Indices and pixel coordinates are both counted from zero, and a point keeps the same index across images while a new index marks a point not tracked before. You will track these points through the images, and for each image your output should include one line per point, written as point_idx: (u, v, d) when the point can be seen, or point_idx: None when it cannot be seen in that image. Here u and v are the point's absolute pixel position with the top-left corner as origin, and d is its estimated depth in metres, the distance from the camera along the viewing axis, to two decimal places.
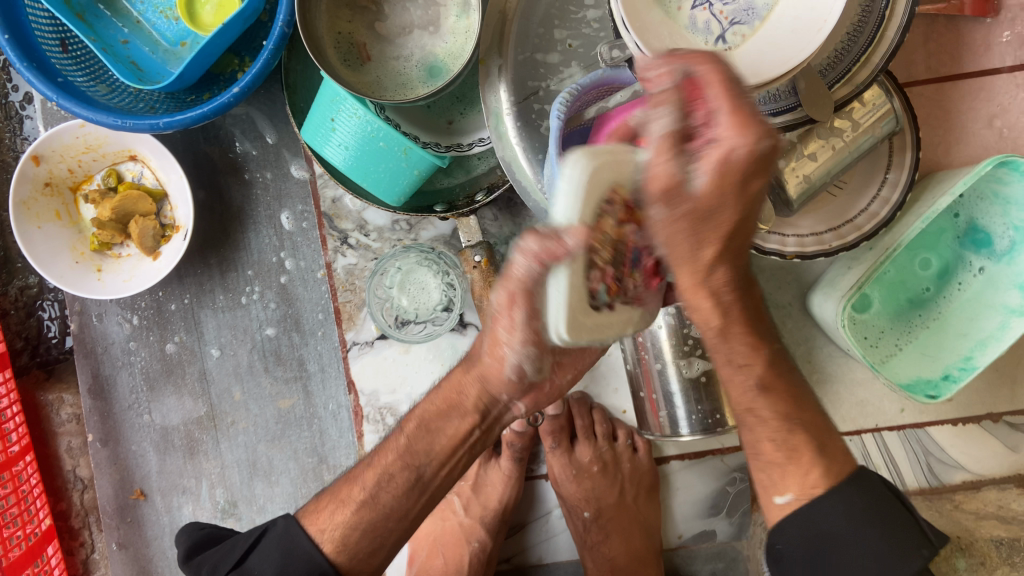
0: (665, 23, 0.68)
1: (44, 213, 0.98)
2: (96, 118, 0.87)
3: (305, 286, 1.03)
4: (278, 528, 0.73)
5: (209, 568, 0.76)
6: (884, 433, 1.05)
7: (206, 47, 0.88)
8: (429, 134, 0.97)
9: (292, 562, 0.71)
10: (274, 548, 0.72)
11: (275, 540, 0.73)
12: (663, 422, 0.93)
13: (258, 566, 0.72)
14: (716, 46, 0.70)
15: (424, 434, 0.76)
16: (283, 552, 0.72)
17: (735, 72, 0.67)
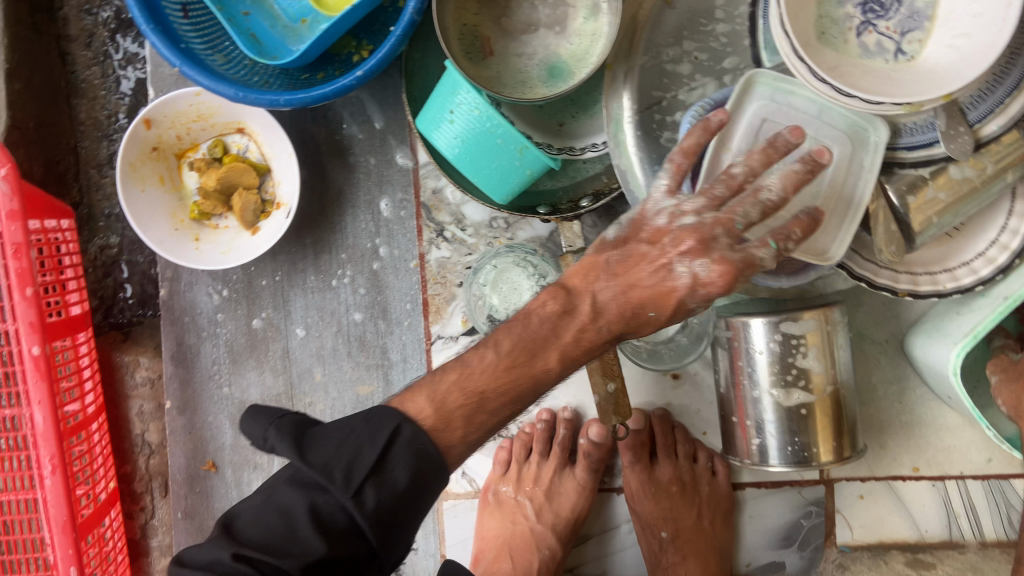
0: (838, 57, 0.74)
1: (148, 177, 0.97)
2: (219, 89, 0.87)
3: (396, 274, 1.03)
4: (406, 439, 0.63)
5: (341, 472, 0.61)
6: (968, 482, 1.01)
7: (331, 28, 0.87)
8: (542, 135, 0.96)
9: (427, 466, 0.63)
10: (404, 456, 0.63)
11: (405, 448, 0.63)
12: (753, 450, 0.91)
13: (391, 480, 0.62)
14: (895, 59, 0.75)
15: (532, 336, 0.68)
16: (414, 456, 0.63)
17: (929, 79, 0.71)
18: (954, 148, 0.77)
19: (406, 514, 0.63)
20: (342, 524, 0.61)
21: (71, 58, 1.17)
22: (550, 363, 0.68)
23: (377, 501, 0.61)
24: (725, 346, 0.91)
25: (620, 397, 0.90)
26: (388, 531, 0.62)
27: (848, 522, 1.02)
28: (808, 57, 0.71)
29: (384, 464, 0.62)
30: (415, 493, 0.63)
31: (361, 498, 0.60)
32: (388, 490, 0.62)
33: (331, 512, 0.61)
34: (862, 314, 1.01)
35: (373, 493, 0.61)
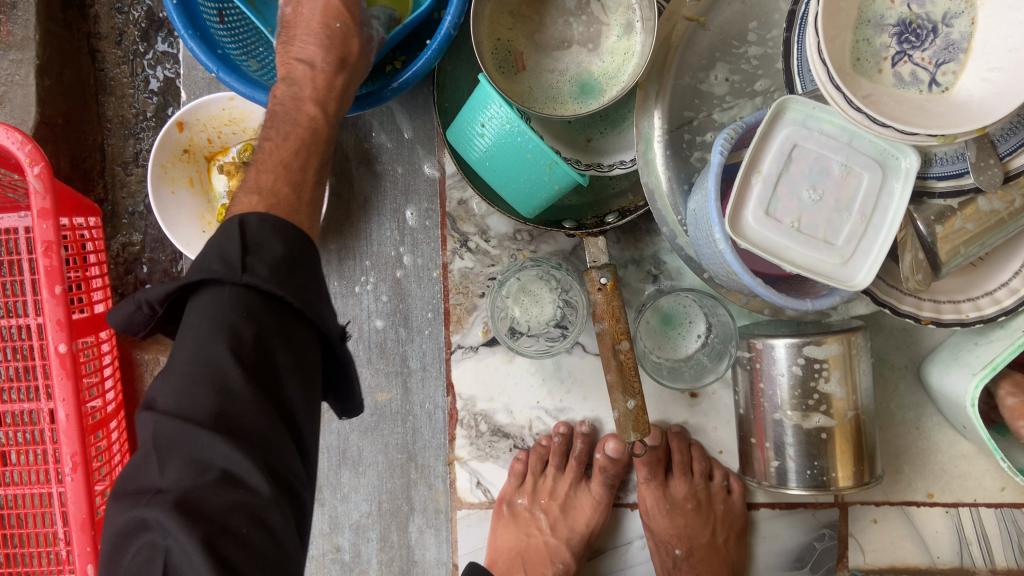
0: (873, 87, 0.75)
1: (178, 179, 0.98)
2: (256, 97, 0.88)
3: (419, 282, 1.03)
4: (256, 221, 0.60)
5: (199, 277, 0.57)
6: (980, 509, 1.01)
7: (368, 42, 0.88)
8: (570, 150, 0.96)
9: (288, 230, 0.61)
10: (265, 230, 0.59)
11: (258, 225, 0.59)
12: (771, 471, 0.91)
13: (265, 249, 0.58)
14: (929, 90, 0.75)
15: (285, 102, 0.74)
16: (273, 225, 0.60)
17: (965, 112, 0.73)
18: (983, 180, 0.78)
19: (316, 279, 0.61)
20: (252, 324, 0.56)
21: (100, 54, 1.17)
22: (308, 109, 0.74)
23: (267, 265, 0.57)
24: (745, 366, 0.92)
25: (639, 413, 0.88)
26: (307, 296, 0.59)
27: (860, 546, 1.03)
28: (845, 87, 0.71)
29: (251, 245, 0.58)
30: (293, 264, 0.59)
31: (252, 271, 0.56)
32: (266, 255, 0.58)
33: (238, 333, 0.55)
34: (882, 338, 1.01)
35: (259, 263, 0.57)
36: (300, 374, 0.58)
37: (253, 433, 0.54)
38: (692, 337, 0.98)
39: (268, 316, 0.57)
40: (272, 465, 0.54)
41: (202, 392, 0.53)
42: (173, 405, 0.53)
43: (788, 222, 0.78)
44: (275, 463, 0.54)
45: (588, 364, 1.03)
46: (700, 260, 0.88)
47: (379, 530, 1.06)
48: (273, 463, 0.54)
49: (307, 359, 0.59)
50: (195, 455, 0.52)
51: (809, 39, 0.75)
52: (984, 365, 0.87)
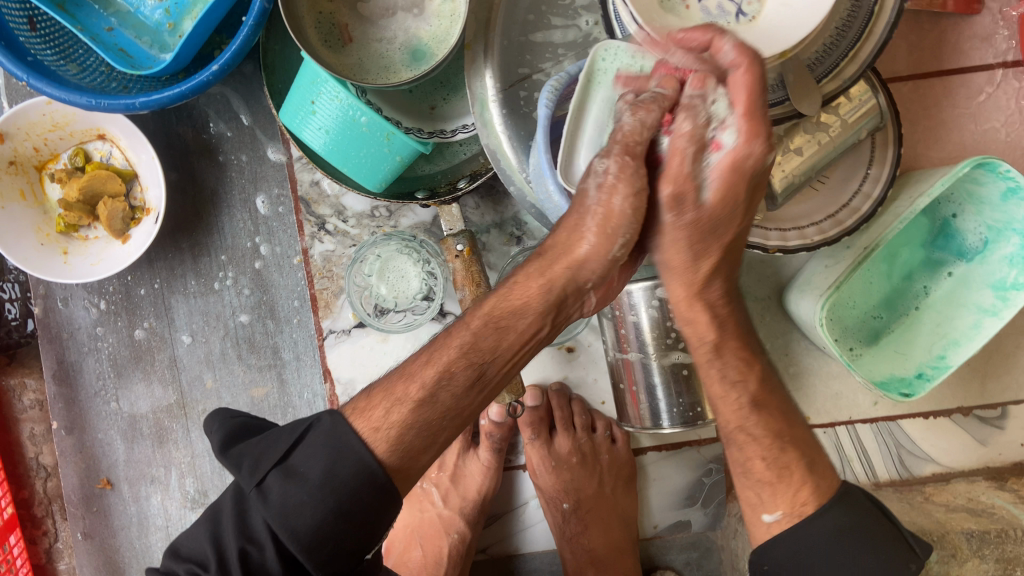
0: (680, 23, 0.76)
1: (7, 193, 0.94)
2: (69, 99, 0.85)
3: (281, 272, 1.01)
4: (322, 432, 0.63)
5: (249, 462, 0.63)
6: (857, 426, 1.05)
7: (198, 26, 0.86)
8: (412, 120, 0.95)
9: (346, 460, 0.62)
10: (316, 449, 0.62)
11: (323, 437, 0.63)
12: (643, 414, 0.93)
13: (304, 471, 0.61)
14: (737, 21, 0.77)
15: (491, 329, 0.67)
16: (330, 447, 0.62)
17: (777, 36, 0.73)
18: (803, 106, 0.79)
19: (343, 523, 0.60)
20: (261, 543, 0.61)
21: None
22: (450, 350, 0.67)
23: (282, 495, 0.60)
24: (609, 315, 0.92)
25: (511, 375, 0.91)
26: (323, 554, 0.60)
27: None
28: (648, 27, 0.72)
29: (293, 464, 0.62)
30: (327, 493, 0.60)
31: (265, 490, 0.61)
32: (297, 483, 0.60)
33: (254, 525, 0.61)
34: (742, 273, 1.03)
35: (278, 483, 0.61)
36: None
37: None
38: None
39: (270, 550, 0.60)
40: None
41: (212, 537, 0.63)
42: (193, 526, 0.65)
43: None
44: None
45: None
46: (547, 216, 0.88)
47: None
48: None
49: None
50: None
51: None
52: (829, 286, 0.90)
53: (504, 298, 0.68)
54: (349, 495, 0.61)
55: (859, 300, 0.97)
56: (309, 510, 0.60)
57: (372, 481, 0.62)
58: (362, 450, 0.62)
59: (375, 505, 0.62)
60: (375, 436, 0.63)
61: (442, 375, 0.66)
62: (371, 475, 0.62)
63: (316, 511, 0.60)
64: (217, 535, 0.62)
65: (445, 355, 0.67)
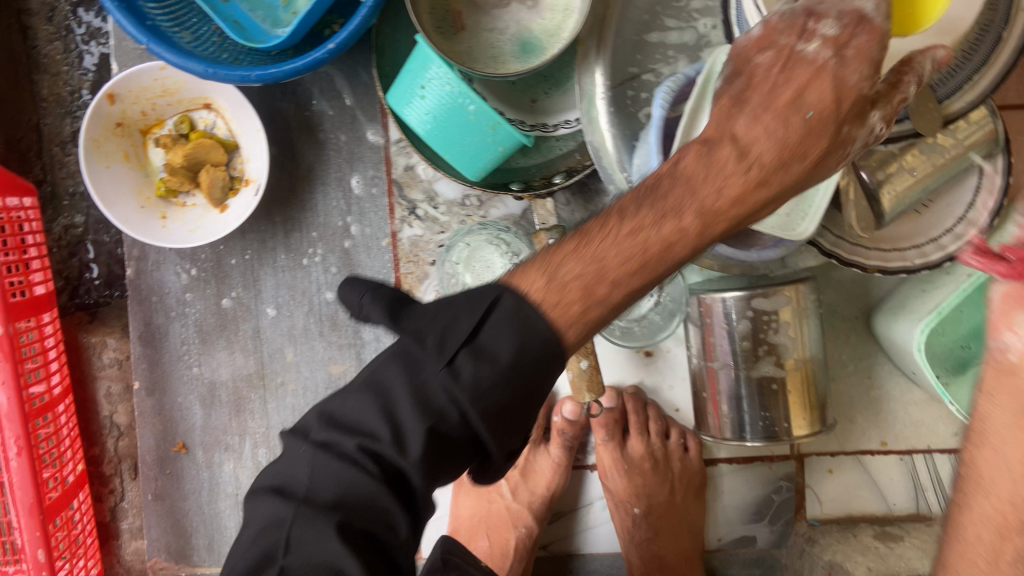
0: None
1: (113, 154, 0.96)
2: (186, 65, 0.86)
3: (368, 253, 1.01)
4: (508, 309, 0.58)
5: (431, 340, 0.58)
6: (934, 455, 1.02)
7: (318, 4, 0.87)
8: (515, 111, 0.96)
9: (535, 338, 0.57)
10: (503, 326, 0.57)
11: (509, 314, 0.57)
12: (724, 425, 0.92)
13: (491, 352, 0.57)
14: None
15: (701, 166, 0.61)
16: (518, 321, 0.57)
17: None
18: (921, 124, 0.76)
19: (524, 398, 0.58)
20: (434, 411, 0.57)
21: (32, 31, 1.15)
22: (685, 222, 0.60)
23: (474, 377, 0.56)
24: (697, 322, 0.92)
25: (593, 373, 0.90)
26: (502, 426, 0.58)
27: (817, 497, 1.04)
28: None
29: (481, 340, 0.57)
30: (518, 373, 0.56)
31: (456, 371, 0.57)
32: (488, 366, 0.56)
33: (433, 417, 0.57)
34: (832, 290, 1.01)
35: (468, 364, 0.57)
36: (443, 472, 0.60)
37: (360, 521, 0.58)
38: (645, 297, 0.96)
39: (447, 415, 0.57)
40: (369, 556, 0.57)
41: (386, 424, 0.58)
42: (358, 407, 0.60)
43: None
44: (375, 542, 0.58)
45: None
46: None
47: None
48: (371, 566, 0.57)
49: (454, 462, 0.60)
50: (354, 485, 0.58)
51: None
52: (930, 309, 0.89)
53: (745, 190, 0.61)
54: (536, 374, 0.58)
55: (949, 330, 0.91)
56: (497, 385, 0.56)
57: (557, 357, 0.58)
58: (552, 331, 0.57)
59: (550, 374, 0.59)
60: (564, 282, 0.58)
61: (658, 265, 0.60)
62: (559, 351, 0.58)
63: (504, 394, 0.56)
64: (395, 416, 0.58)
65: (671, 232, 0.60)
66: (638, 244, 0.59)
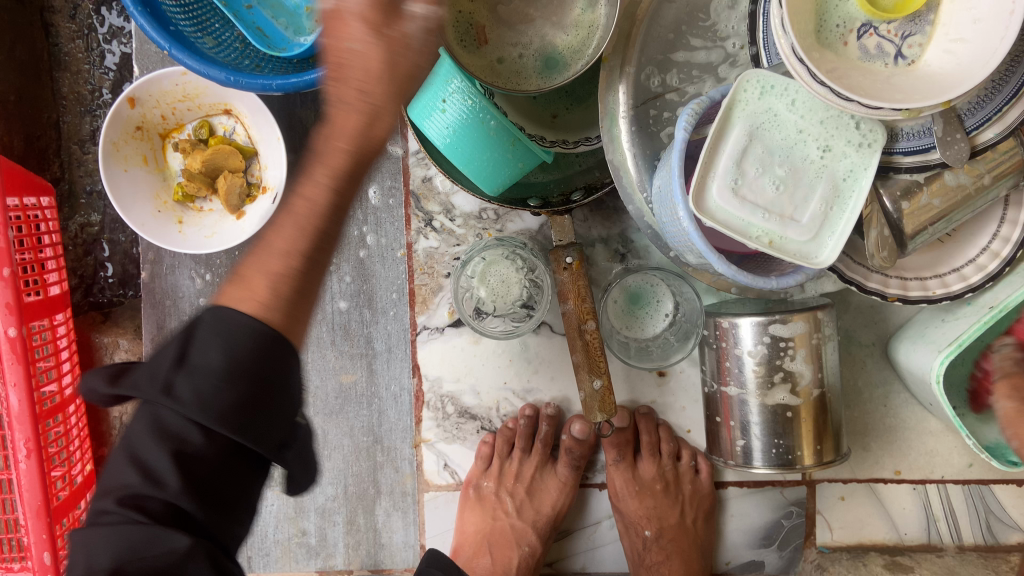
0: (839, 61, 0.74)
1: (131, 157, 0.96)
2: (209, 72, 0.86)
3: (384, 263, 1.01)
4: (209, 323, 0.54)
5: (143, 382, 0.53)
6: (948, 486, 1.01)
7: None
8: (535, 126, 0.95)
9: (242, 338, 0.53)
10: (210, 338, 0.53)
11: (210, 329, 0.53)
12: (737, 450, 0.91)
13: (202, 364, 0.52)
14: (895, 64, 0.75)
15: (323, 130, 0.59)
16: (219, 333, 0.53)
17: (936, 85, 0.71)
18: (949, 155, 0.77)
19: (266, 391, 0.54)
20: (173, 433, 0.52)
21: (54, 29, 1.15)
22: (319, 195, 0.58)
23: (195, 391, 0.52)
24: (712, 345, 0.91)
25: (606, 394, 0.89)
26: (249, 426, 0.53)
27: (827, 523, 1.03)
28: (808, 61, 0.71)
29: (186, 353, 0.53)
30: (235, 377, 0.52)
31: (174, 395, 0.52)
32: (204, 376, 0.52)
33: (171, 450, 0.52)
34: (849, 315, 1.00)
35: (186, 383, 0.52)
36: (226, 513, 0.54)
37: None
38: (659, 317, 0.97)
39: (186, 427, 0.52)
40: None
41: (167, 457, 0.51)
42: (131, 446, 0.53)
43: (752, 201, 0.77)
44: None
45: (555, 345, 1.02)
46: (666, 238, 0.86)
47: (346, 513, 1.05)
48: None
49: (234, 498, 0.55)
50: (136, 549, 0.50)
51: (772, 13, 0.73)
52: (950, 342, 0.86)
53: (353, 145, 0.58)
54: (254, 360, 0.53)
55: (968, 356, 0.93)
56: (213, 395, 0.52)
57: (269, 340, 0.54)
58: (251, 322, 0.54)
59: (283, 368, 0.55)
60: (248, 303, 0.55)
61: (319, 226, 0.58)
62: (265, 334, 0.54)
63: (229, 394, 0.52)
64: (144, 460, 0.52)
65: (303, 207, 0.58)
66: (300, 212, 0.58)
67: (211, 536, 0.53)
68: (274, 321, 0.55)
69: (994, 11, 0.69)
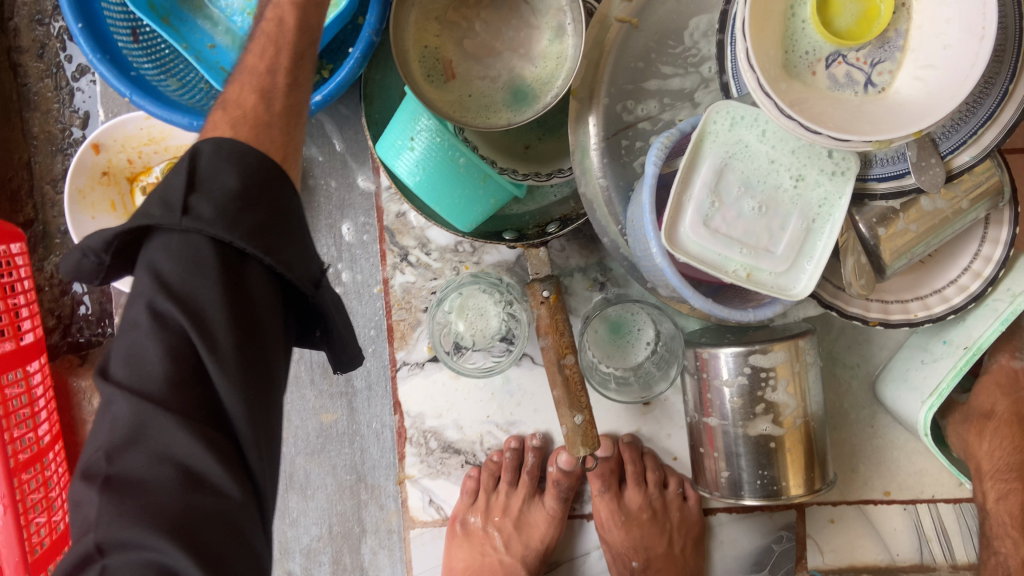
0: (807, 91, 0.73)
1: (99, 204, 0.94)
2: (172, 118, 0.85)
3: (360, 300, 1.00)
4: (212, 153, 0.57)
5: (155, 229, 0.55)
6: (939, 505, 1.00)
7: None
8: (506, 159, 0.92)
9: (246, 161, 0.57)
10: (220, 165, 0.56)
11: (212, 158, 0.56)
12: (723, 482, 0.89)
13: (220, 187, 0.55)
14: (865, 91, 0.74)
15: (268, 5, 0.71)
16: (228, 158, 0.57)
17: (908, 112, 0.70)
18: (925, 181, 0.75)
19: (275, 212, 0.57)
20: (194, 296, 0.53)
21: (21, 69, 1.13)
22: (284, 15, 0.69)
23: (218, 210, 0.54)
24: (693, 374, 0.89)
25: (588, 428, 0.86)
26: (265, 238, 0.55)
27: (818, 547, 1.02)
28: (774, 95, 0.69)
29: (201, 181, 0.55)
30: (249, 204, 0.55)
31: (196, 214, 0.54)
32: (220, 194, 0.55)
33: (196, 297, 0.53)
34: (833, 338, 0.99)
35: (207, 204, 0.54)
36: (249, 337, 0.55)
37: (190, 506, 0.51)
38: (641, 345, 0.96)
39: (219, 261, 0.54)
40: (208, 554, 0.49)
41: (159, 369, 0.52)
42: (126, 375, 0.53)
43: (726, 234, 0.76)
44: (216, 519, 0.51)
45: (536, 376, 1.00)
46: (641, 271, 0.84)
47: (331, 553, 1.04)
48: (211, 560, 0.49)
49: (262, 360, 0.56)
50: (165, 445, 0.51)
51: (737, 45, 0.72)
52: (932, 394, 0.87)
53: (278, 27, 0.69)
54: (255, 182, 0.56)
55: None
56: (234, 203, 0.55)
57: (257, 174, 0.57)
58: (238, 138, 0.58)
59: (285, 199, 0.58)
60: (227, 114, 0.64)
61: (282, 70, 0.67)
62: (253, 170, 0.57)
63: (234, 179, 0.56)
64: (185, 298, 0.53)
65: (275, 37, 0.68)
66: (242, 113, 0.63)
67: (244, 463, 0.54)
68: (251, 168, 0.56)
69: (964, 37, 0.68)
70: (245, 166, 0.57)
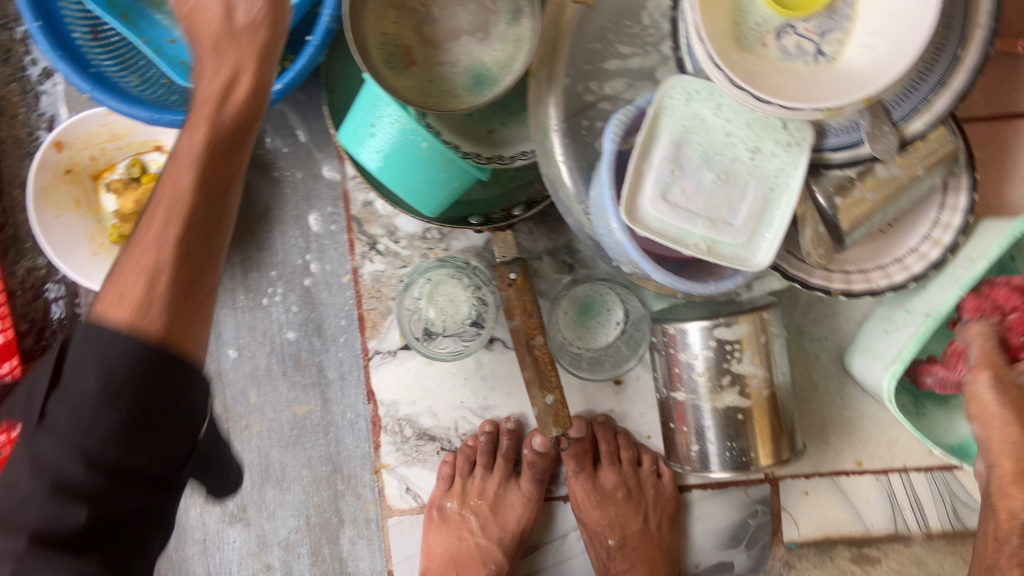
0: (758, 62, 0.73)
1: (63, 202, 0.94)
2: (132, 112, 0.85)
3: (330, 290, 1.00)
4: (80, 339, 0.57)
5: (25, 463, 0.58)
6: (910, 474, 1.01)
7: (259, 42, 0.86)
8: (469, 143, 0.93)
9: (117, 356, 0.56)
10: (86, 358, 0.56)
11: (82, 347, 0.56)
12: (693, 455, 0.90)
13: (78, 390, 0.56)
14: (816, 62, 0.74)
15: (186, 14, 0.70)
16: (94, 352, 0.56)
17: (858, 79, 0.71)
18: (878, 148, 0.76)
19: (150, 412, 0.57)
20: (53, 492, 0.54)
21: None
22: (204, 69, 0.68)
23: (82, 423, 0.55)
24: (661, 351, 0.90)
25: (559, 408, 0.88)
26: (135, 443, 0.56)
27: (794, 520, 1.02)
28: (725, 66, 0.70)
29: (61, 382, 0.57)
30: (115, 401, 0.55)
31: (52, 422, 0.56)
32: (70, 404, 0.55)
33: (67, 480, 0.54)
34: (800, 311, 1.00)
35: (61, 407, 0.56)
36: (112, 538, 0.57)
37: None
38: (610, 325, 0.97)
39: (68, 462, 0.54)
40: None
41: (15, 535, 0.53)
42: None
43: (685, 208, 0.77)
44: None
45: (508, 360, 1.01)
46: (606, 250, 0.86)
47: (310, 545, 1.04)
48: None
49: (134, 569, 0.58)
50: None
51: (687, 20, 0.73)
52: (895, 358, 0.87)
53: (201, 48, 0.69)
54: (126, 371, 0.56)
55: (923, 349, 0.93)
56: (96, 430, 0.55)
57: (144, 362, 0.57)
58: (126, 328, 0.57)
59: (170, 416, 0.58)
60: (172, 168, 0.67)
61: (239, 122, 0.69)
62: (142, 357, 0.56)
63: (96, 415, 0.55)
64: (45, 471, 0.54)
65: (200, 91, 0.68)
66: (148, 253, 0.61)
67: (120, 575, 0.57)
68: (149, 336, 0.58)
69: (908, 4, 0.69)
70: (107, 360, 0.56)
